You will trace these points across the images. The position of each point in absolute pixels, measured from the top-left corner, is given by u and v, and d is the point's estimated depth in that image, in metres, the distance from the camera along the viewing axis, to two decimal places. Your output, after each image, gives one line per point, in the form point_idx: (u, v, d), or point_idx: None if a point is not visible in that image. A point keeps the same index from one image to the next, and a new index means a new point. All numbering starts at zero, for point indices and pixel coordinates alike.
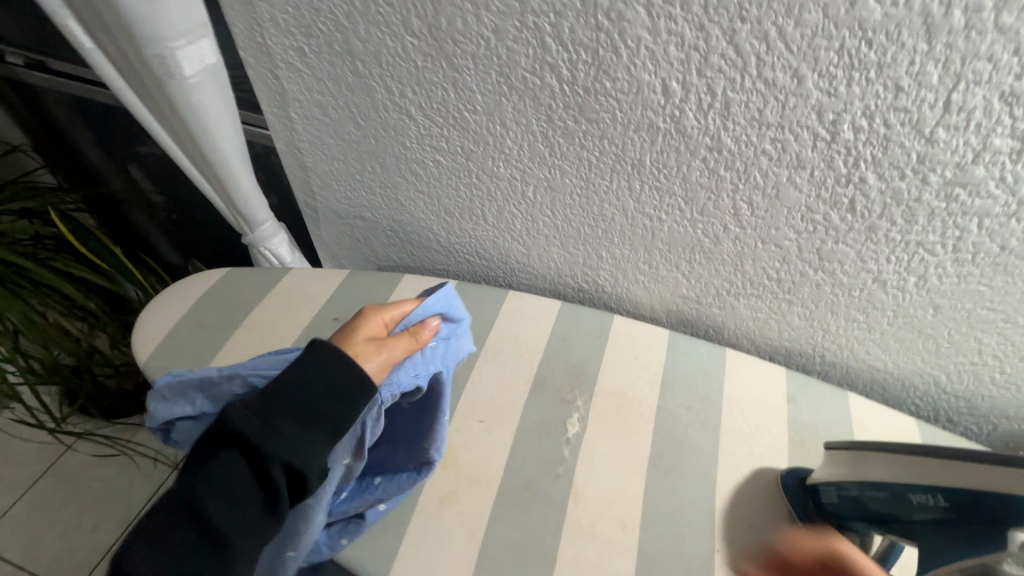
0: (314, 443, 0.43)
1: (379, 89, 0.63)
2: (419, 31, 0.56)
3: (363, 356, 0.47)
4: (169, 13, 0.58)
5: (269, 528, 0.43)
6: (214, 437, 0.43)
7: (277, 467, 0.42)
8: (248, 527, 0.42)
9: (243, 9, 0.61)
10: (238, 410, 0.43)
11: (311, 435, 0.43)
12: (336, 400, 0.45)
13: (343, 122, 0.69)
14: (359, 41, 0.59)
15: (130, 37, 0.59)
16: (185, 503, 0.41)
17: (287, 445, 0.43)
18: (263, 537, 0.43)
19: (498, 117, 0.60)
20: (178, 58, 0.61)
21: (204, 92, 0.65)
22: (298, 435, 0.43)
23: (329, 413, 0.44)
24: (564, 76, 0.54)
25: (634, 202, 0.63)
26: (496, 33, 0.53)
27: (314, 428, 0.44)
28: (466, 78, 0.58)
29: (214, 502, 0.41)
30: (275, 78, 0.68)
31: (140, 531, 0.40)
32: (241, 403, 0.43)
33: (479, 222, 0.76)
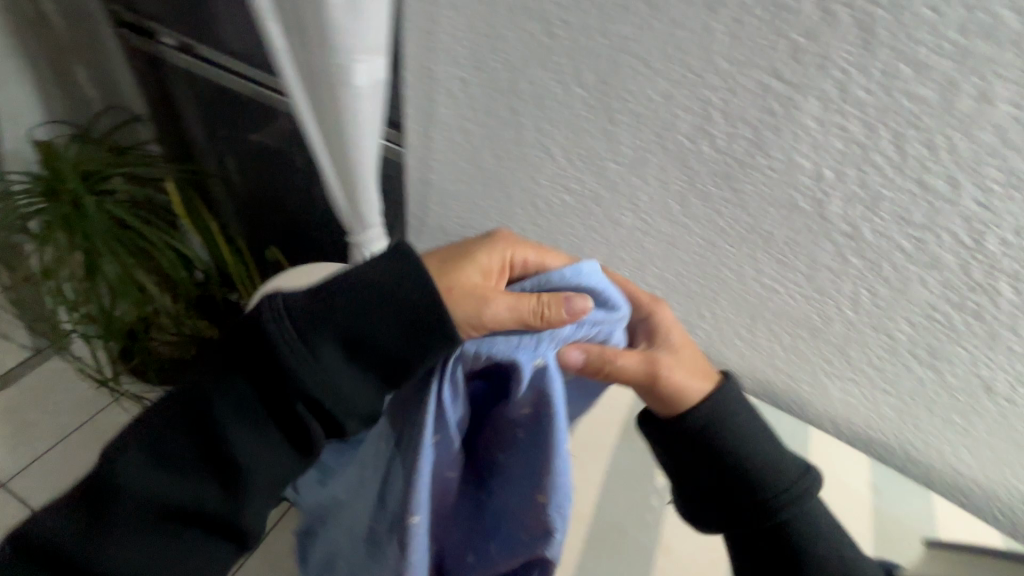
0: (343, 374, 0.44)
1: (529, 127, 0.68)
2: (588, 84, 0.60)
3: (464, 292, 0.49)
4: (363, 30, 0.63)
5: (281, 455, 0.44)
6: (242, 355, 0.44)
7: (300, 398, 0.43)
8: (259, 451, 0.43)
9: (423, 36, 0.67)
10: (273, 324, 0.43)
11: (342, 366, 0.44)
12: (381, 335, 0.44)
13: (482, 149, 0.74)
14: (526, 82, 0.64)
15: (322, 46, 0.64)
16: (202, 420, 0.43)
17: (316, 374, 0.43)
18: (274, 463, 0.44)
19: (640, 171, 0.64)
20: (355, 70, 0.66)
21: (365, 105, 0.69)
22: (311, 351, 0.43)
23: (368, 347, 0.44)
24: (718, 145, 0.58)
25: (753, 270, 0.65)
26: (664, 98, 0.57)
27: (349, 359, 0.44)
28: (620, 131, 0.62)
29: (232, 422, 0.43)
30: (429, 100, 0.73)
31: (154, 439, 0.42)
32: (275, 314, 0.43)
33: (585, 262, 0.79)
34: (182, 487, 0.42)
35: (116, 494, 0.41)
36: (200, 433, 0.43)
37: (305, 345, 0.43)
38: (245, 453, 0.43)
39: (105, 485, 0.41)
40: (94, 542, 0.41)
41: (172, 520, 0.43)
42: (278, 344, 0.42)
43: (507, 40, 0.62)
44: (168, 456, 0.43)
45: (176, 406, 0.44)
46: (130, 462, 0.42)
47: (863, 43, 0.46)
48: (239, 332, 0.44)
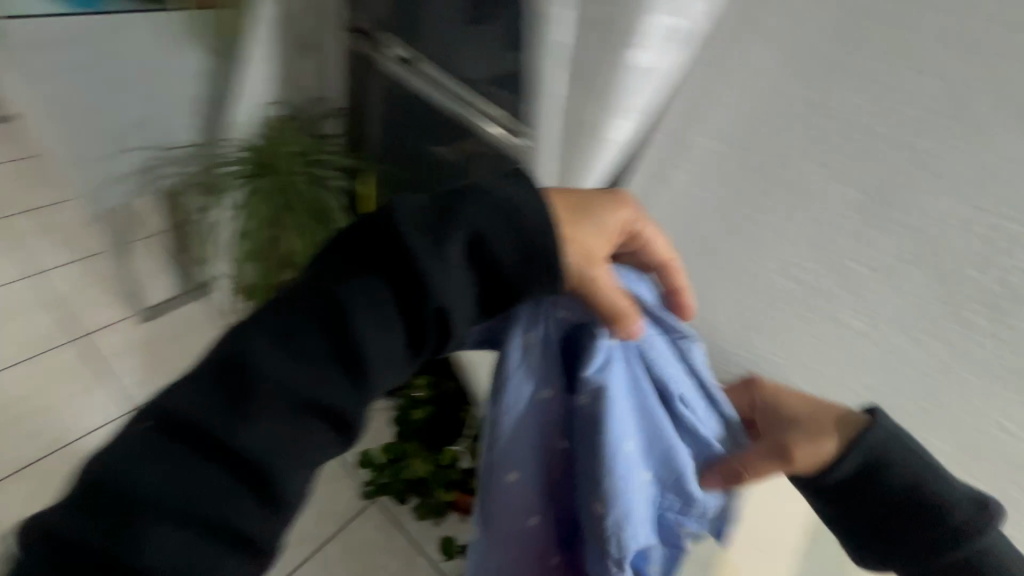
0: (458, 275, 0.45)
1: (774, 212, 0.69)
2: (865, 188, 0.61)
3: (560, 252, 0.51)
4: (637, 93, 0.65)
5: (400, 351, 0.45)
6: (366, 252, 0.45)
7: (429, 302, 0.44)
8: (386, 345, 0.44)
9: (692, 106, 0.70)
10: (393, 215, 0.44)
11: (453, 266, 0.44)
12: (506, 246, 0.46)
13: (709, 220, 0.75)
14: (791, 170, 0.66)
15: (595, 97, 0.67)
16: (335, 311, 0.43)
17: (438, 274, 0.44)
18: (395, 359, 0.45)
19: (891, 281, 0.63)
20: (612, 125, 0.67)
21: (604, 158, 0.71)
22: (436, 249, 0.43)
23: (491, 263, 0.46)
24: (1000, 277, 0.56)
25: (990, 410, 0.62)
26: (953, 220, 0.57)
27: (455, 258, 0.44)
28: (881, 237, 0.62)
29: (364, 316, 0.43)
30: (667, 164, 0.76)
31: (274, 322, 0.43)
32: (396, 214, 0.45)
33: (782, 352, 0.77)
34: (295, 374, 0.42)
35: (249, 373, 0.41)
36: (337, 326, 0.43)
37: (437, 242, 0.44)
38: (381, 342, 0.44)
39: (234, 365, 0.42)
40: (231, 418, 0.41)
41: (310, 414, 0.43)
42: (414, 243, 0.43)
43: (786, 127, 0.64)
44: (302, 346, 0.43)
45: (305, 294, 0.45)
46: (269, 338, 0.43)
47: None
48: (367, 230, 0.45)
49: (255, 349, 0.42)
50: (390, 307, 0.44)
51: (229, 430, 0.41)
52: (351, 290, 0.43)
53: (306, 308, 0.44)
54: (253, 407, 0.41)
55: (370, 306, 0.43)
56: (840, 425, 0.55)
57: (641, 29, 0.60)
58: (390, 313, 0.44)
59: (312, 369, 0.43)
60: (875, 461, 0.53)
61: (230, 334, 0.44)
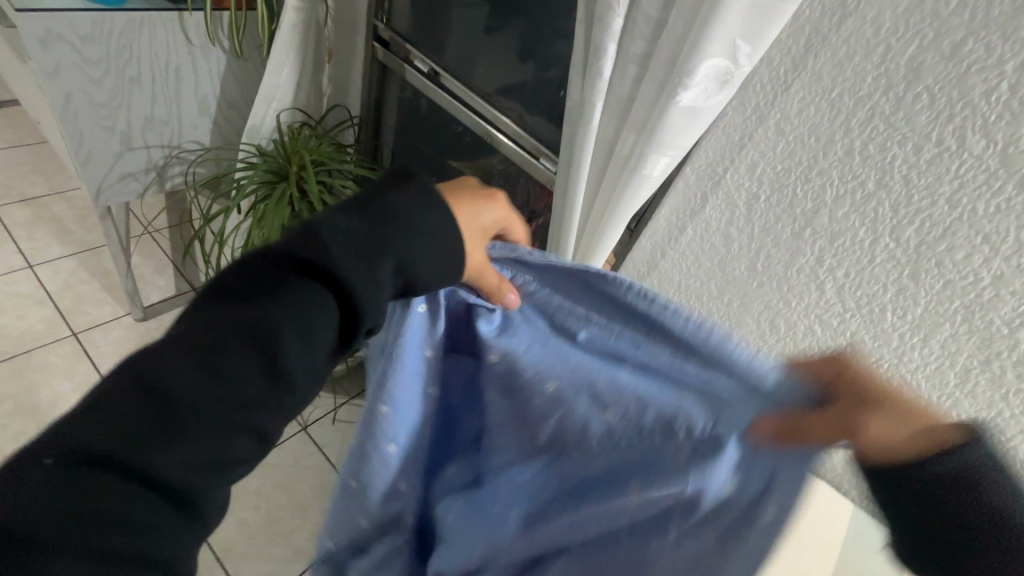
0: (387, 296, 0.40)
1: (808, 255, 0.68)
2: (904, 240, 0.60)
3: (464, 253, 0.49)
4: (683, 133, 0.65)
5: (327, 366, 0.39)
6: (287, 261, 0.38)
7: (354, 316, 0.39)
8: (313, 364, 0.38)
9: (728, 143, 0.69)
10: (329, 226, 0.39)
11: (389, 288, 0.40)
12: (432, 259, 0.42)
13: (737, 258, 0.74)
14: (828, 217, 0.65)
15: (638, 133, 0.67)
16: (255, 326, 0.36)
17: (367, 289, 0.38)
18: (320, 374, 0.39)
19: (924, 333, 0.63)
20: (656, 161, 0.67)
21: (642, 193, 0.71)
22: (361, 265, 0.38)
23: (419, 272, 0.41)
24: None
25: None
26: (996, 278, 0.56)
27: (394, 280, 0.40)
28: (920, 291, 0.61)
29: (287, 331, 0.36)
30: (700, 200, 0.75)
31: (192, 341, 0.35)
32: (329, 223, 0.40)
33: None
34: (219, 395, 0.34)
35: (172, 394, 0.33)
36: (262, 338, 0.36)
37: (357, 258, 0.38)
38: (297, 364, 0.37)
39: (154, 389, 0.33)
40: (145, 448, 0.32)
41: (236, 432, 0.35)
42: (336, 259, 0.38)
43: (826, 174, 0.63)
44: (226, 362, 0.35)
45: (226, 304, 0.37)
46: (184, 365, 0.34)
47: None
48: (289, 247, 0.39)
49: (164, 373, 0.34)
50: (315, 326, 0.37)
51: (145, 454, 0.32)
52: (275, 301, 0.37)
53: (223, 326, 0.36)
54: (152, 451, 0.32)
55: (294, 319, 0.37)
56: (929, 437, 0.37)
57: (691, 72, 0.59)
58: (312, 328, 0.37)
59: (232, 393, 0.35)
60: (960, 476, 0.37)
61: (121, 364, 0.34)
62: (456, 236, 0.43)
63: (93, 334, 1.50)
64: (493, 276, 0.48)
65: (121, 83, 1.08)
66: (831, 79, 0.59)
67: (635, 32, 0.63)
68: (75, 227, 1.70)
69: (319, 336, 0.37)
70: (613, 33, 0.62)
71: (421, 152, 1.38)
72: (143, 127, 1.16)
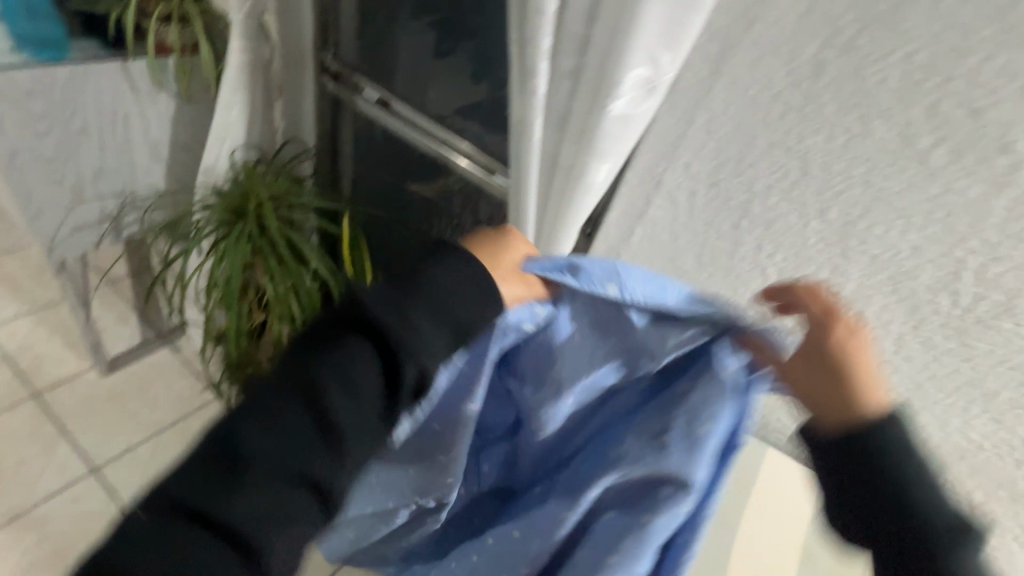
0: (450, 333, 0.32)
1: (748, 244, 0.72)
2: (831, 221, 0.65)
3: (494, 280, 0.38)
4: (619, 140, 0.69)
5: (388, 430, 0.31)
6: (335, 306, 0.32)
7: (412, 367, 0.31)
8: (370, 425, 0.30)
9: (664, 146, 0.73)
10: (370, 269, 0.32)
11: (449, 324, 0.32)
12: (489, 286, 0.34)
13: (685, 253, 0.78)
14: (761, 207, 0.69)
15: (577, 143, 0.70)
16: (308, 386, 0.29)
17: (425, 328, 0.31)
18: (381, 441, 0.31)
19: (860, 307, 0.67)
20: (597, 168, 0.71)
21: (589, 198, 0.75)
22: (408, 304, 0.31)
23: (477, 303, 0.33)
24: (962, 303, 0.60)
25: (960, 422, 0.66)
26: (914, 249, 0.61)
27: (451, 318, 0.32)
28: (850, 268, 0.66)
29: (335, 389, 0.29)
30: (644, 201, 0.79)
31: (247, 405, 0.29)
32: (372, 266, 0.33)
33: None
34: (280, 466, 0.28)
35: (235, 465, 0.28)
36: (316, 401, 0.29)
37: (400, 296, 0.31)
38: (358, 447, 0.30)
39: (219, 461, 0.28)
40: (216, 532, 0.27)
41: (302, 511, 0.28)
42: (377, 301, 0.31)
43: (754, 166, 0.67)
44: (282, 429, 0.28)
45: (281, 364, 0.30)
46: (248, 431, 0.28)
47: None
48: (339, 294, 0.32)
49: (240, 435, 0.28)
50: (364, 378, 0.30)
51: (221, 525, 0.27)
52: (328, 351, 0.30)
53: (289, 383, 0.30)
54: (217, 510, 0.27)
55: (347, 373, 0.29)
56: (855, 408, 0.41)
57: (619, 83, 0.63)
58: (367, 396, 0.30)
59: (291, 464, 0.28)
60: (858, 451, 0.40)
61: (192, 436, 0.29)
62: (489, 279, 0.34)
63: (57, 392, 1.45)
64: (524, 287, 0.40)
65: (68, 135, 1.07)
66: (747, 79, 0.64)
67: (564, 49, 0.66)
68: (30, 284, 1.65)
69: (370, 412, 0.30)
70: (543, 51, 0.66)
71: (380, 178, 1.40)
72: (94, 177, 1.15)
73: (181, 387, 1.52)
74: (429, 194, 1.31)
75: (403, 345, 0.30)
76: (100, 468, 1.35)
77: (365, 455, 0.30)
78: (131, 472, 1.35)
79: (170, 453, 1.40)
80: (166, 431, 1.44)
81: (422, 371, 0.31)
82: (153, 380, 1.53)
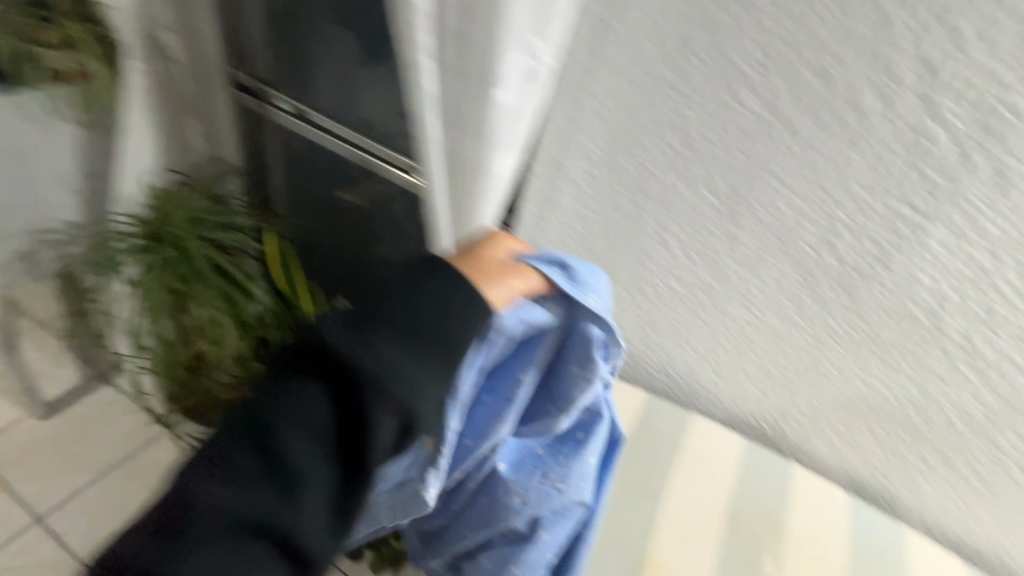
0: (411, 368, 0.37)
1: (651, 222, 0.74)
2: (720, 192, 0.67)
3: (489, 273, 0.45)
4: (514, 131, 0.70)
5: (346, 472, 0.36)
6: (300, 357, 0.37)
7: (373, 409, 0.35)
8: (324, 467, 0.35)
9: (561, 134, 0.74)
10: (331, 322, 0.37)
11: (406, 363, 0.37)
12: (443, 319, 0.39)
13: (596, 236, 0.80)
14: (657, 184, 0.71)
15: (471, 137, 0.70)
16: (266, 436, 0.35)
17: (381, 369, 0.36)
18: (341, 480, 0.36)
19: (757, 271, 0.70)
20: (499, 160, 0.72)
21: (497, 191, 0.75)
22: (364, 346, 0.36)
23: (442, 330, 0.39)
24: (843, 258, 0.63)
25: (859, 369, 0.70)
26: (795, 211, 0.63)
27: (409, 355, 0.37)
28: (743, 235, 0.68)
29: (292, 435, 0.35)
30: (552, 190, 0.80)
31: (215, 455, 0.35)
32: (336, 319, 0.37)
33: (682, 346, 0.82)
34: (241, 504, 0.34)
35: (200, 505, 0.34)
36: (273, 447, 0.35)
37: (357, 343, 0.36)
38: (314, 484, 0.35)
39: (187, 502, 0.34)
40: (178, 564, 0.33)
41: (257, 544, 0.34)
42: (339, 347, 0.36)
43: (644, 146, 0.69)
44: (243, 471, 0.34)
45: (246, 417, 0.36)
46: (211, 478, 0.34)
47: (997, 184, 0.53)
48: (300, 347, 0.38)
49: (201, 494, 0.34)
50: (317, 424, 0.35)
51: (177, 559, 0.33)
52: (287, 401, 0.36)
53: (247, 434, 0.35)
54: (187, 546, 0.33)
55: (302, 419, 0.35)
56: None
57: (499, 74, 0.64)
58: (320, 431, 0.35)
59: (251, 505, 0.34)
60: None
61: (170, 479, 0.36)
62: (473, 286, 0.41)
63: None
64: (522, 275, 0.46)
65: None
66: (625, 61, 0.65)
67: (446, 45, 0.67)
68: None
69: (323, 450, 0.35)
70: (425, 49, 0.67)
71: (310, 190, 1.38)
72: None
73: (125, 425, 1.47)
74: (360, 201, 1.31)
75: (368, 379, 0.36)
76: (44, 518, 1.29)
77: (322, 492, 0.35)
78: (78, 517, 1.30)
79: (119, 493, 1.35)
80: (113, 472, 1.39)
81: (388, 413, 0.35)
82: (95, 420, 1.47)
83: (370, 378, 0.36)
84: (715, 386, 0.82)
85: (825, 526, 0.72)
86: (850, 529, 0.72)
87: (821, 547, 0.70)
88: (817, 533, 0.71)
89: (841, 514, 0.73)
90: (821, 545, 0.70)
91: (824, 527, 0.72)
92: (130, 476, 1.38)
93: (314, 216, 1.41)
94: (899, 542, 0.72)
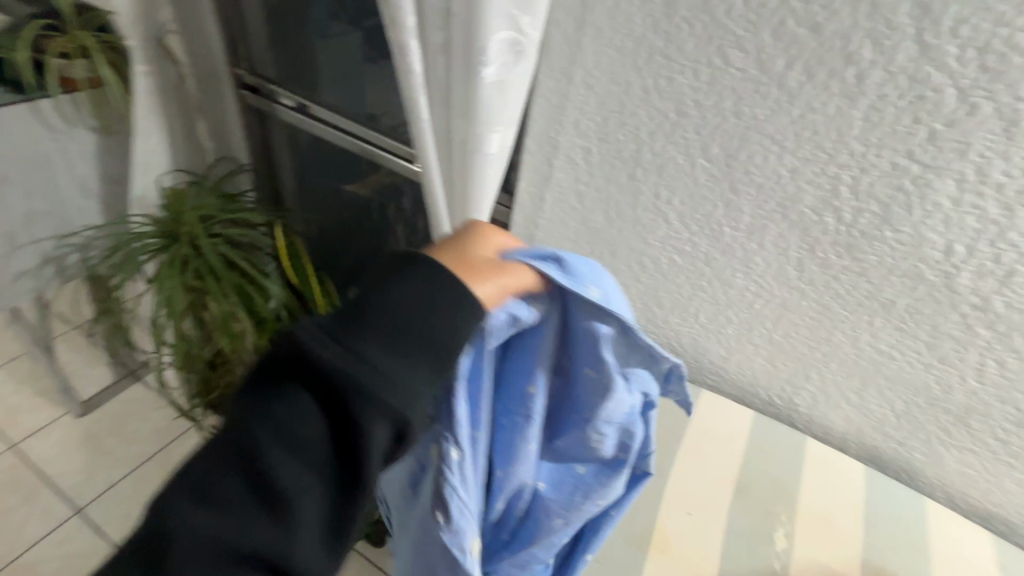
0: (412, 370, 0.31)
1: (647, 193, 0.73)
2: (714, 157, 0.65)
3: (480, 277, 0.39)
4: (503, 108, 0.69)
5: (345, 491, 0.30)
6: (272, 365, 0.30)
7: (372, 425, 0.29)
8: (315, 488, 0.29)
9: (551, 109, 0.73)
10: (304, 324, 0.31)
11: (408, 362, 0.31)
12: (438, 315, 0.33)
13: (594, 211, 0.79)
14: (650, 153, 0.69)
15: (463, 117, 0.70)
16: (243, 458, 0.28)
17: (373, 375, 0.30)
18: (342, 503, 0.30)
19: (758, 237, 0.68)
20: (490, 139, 0.71)
21: (491, 170, 0.75)
22: (349, 350, 0.30)
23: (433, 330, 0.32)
24: (845, 219, 0.61)
25: (870, 335, 0.67)
26: (792, 172, 0.61)
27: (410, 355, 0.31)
28: (742, 201, 0.66)
29: (277, 453, 0.28)
30: (547, 166, 0.79)
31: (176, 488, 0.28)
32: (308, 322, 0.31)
33: (687, 319, 0.81)
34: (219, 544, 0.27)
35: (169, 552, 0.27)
36: (252, 471, 0.28)
37: (342, 344, 0.30)
38: (307, 507, 0.28)
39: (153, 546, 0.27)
40: None
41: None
42: (319, 352, 0.30)
43: (636, 115, 0.68)
44: (215, 502, 0.28)
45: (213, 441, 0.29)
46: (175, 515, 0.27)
47: (1005, 132, 0.49)
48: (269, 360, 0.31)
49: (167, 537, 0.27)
50: (305, 437, 0.29)
51: None
52: (264, 414, 0.29)
53: (216, 457, 0.29)
54: None
55: (286, 435, 0.29)
56: None
57: (486, 50, 0.63)
58: (308, 443, 0.29)
59: (234, 541, 0.27)
60: None
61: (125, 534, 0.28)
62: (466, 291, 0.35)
63: (33, 441, 1.46)
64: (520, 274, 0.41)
65: None
66: (610, 28, 0.63)
67: (430, 24, 0.66)
68: None
69: (315, 463, 0.29)
70: (410, 29, 0.67)
71: (318, 185, 1.40)
72: (25, 223, 1.15)
73: (157, 419, 1.54)
74: (366, 193, 1.32)
75: (355, 383, 0.29)
76: (84, 509, 1.36)
77: (321, 512, 0.29)
78: (115, 507, 1.37)
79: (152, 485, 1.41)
80: (146, 464, 1.45)
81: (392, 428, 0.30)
82: (128, 415, 1.54)
83: (355, 383, 0.29)
84: (723, 357, 0.81)
85: (839, 499, 0.70)
86: (865, 499, 0.70)
87: (833, 518, 0.68)
88: (831, 505, 0.69)
89: (854, 485, 0.71)
90: (834, 516, 0.68)
91: (837, 499, 0.70)
92: (162, 467, 1.44)
93: (324, 209, 1.43)
94: (917, 513, 0.69)
